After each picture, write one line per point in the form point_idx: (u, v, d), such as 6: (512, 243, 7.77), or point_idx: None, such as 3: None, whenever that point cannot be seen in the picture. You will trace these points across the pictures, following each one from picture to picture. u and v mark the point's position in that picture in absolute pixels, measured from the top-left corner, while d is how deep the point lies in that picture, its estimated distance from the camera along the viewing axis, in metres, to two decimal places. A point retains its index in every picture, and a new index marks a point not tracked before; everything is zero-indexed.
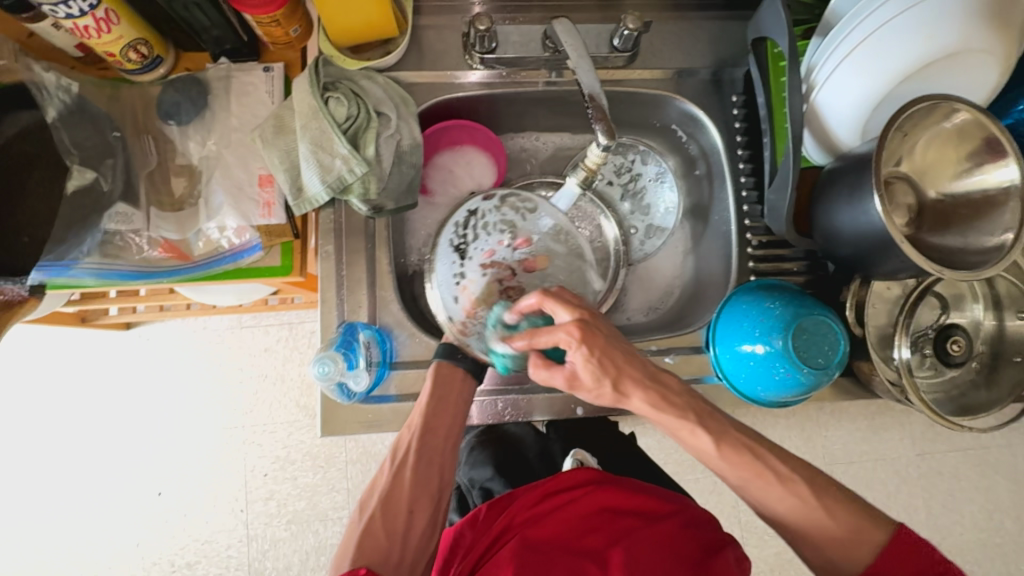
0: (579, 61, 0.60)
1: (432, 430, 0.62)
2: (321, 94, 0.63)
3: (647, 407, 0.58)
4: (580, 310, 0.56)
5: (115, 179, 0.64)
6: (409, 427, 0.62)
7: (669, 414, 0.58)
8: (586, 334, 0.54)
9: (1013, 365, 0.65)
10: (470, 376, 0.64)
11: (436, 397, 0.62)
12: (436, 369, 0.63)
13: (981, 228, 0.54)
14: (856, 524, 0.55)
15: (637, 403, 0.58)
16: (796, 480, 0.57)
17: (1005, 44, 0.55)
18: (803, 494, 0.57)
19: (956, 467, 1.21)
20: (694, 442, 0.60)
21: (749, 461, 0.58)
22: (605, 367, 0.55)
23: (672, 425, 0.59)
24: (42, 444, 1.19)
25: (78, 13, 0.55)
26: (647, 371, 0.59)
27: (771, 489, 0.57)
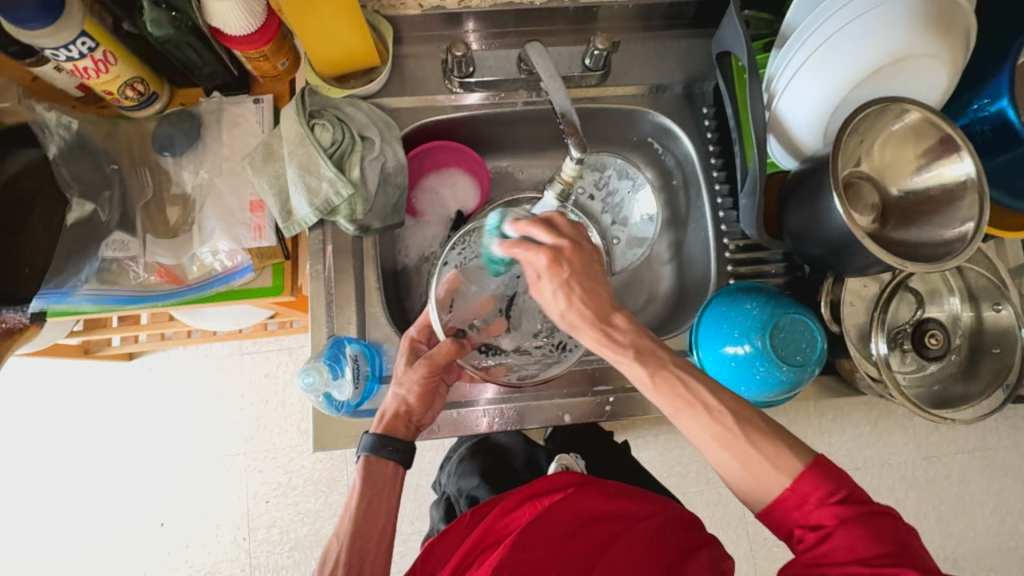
0: (551, 82, 0.63)
1: (364, 535, 0.60)
2: (307, 121, 0.65)
3: (591, 343, 0.56)
4: (563, 239, 0.56)
5: (112, 211, 0.67)
6: (336, 537, 0.60)
7: (612, 349, 0.55)
8: (556, 264, 0.54)
9: (992, 357, 0.66)
10: (401, 466, 0.64)
11: (365, 498, 0.61)
12: (364, 465, 0.63)
13: (940, 222, 0.57)
14: (775, 450, 0.52)
15: (583, 338, 0.56)
16: (724, 411, 0.54)
17: (949, 48, 0.57)
18: (728, 423, 0.54)
19: (964, 469, 1.20)
20: (630, 373, 0.56)
21: (679, 393, 0.55)
22: (562, 294, 0.55)
23: (611, 358, 0.56)
24: (47, 476, 1.20)
25: (78, 55, 0.59)
26: (605, 307, 0.55)
27: (699, 419, 0.54)
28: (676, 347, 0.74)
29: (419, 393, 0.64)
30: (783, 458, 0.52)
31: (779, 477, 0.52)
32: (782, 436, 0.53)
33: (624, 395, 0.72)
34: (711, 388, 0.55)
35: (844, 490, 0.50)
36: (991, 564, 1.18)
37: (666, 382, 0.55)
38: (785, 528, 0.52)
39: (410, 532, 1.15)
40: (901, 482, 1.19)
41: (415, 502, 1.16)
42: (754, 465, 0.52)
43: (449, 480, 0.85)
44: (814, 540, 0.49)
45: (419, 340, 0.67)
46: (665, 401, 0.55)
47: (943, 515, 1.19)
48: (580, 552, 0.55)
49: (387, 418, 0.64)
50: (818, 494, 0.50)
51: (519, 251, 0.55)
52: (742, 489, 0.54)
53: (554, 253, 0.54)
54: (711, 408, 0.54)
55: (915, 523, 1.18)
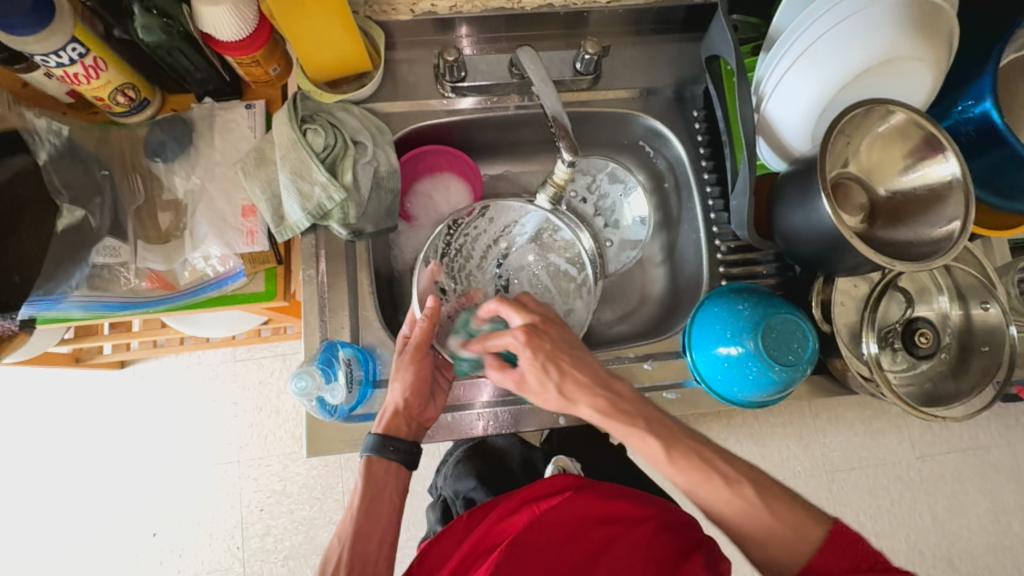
0: (541, 86, 0.64)
1: (365, 537, 0.61)
2: (299, 126, 0.65)
3: (595, 415, 0.58)
4: (532, 316, 0.60)
5: (103, 216, 0.66)
6: (337, 539, 0.61)
7: (617, 420, 0.58)
8: (533, 338, 0.58)
9: (981, 355, 0.66)
10: (405, 466, 0.65)
11: (367, 497, 0.62)
12: (366, 465, 0.63)
13: (927, 221, 0.57)
14: (797, 518, 0.55)
15: (585, 410, 0.59)
16: (743, 482, 0.57)
17: (933, 51, 0.58)
18: (748, 495, 0.56)
19: (957, 469, 1.21)
20: (645, 448, 0.59)
21: (698, 465, 0.57)
22: (552, 370, 0.58)
23: (623, 433, 0.59)
24: (37, 486, 1.19)
25: (68, 61, 0.59)
26: (597, 377, 0.59)
27: (719, 491, 0.57)
28: (669, 348, 0.75)
29: (414, 385, 0.64)
30: (806, 530, 0.54)
31: (804, 549, 0.53)
32: (801, 506, 0.56)
33: None
34: (729, 458, 0.59)
35: (869, 560, 0.51)
36: (986, 564, 1.19)
37: (682, 455, 0.58)
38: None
39: (406, 539, 1.14)
40: (896, 482, 1.20)
41: (411, 509, 1.15)
42: (778, 539, 0.54)
43: (444, 482, 0.85)
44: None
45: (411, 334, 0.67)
46: (685, 477, 0.58)
47: (938, 515, 1.19)
48: (582, 555, 0.54)
49: (388, 416, 0.64)
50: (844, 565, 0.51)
51: (494, 340, 0.59)
52: (768, 555, 0.55)
53: (529, 327, 0.58)
54: (730, 479, 0.57)
55: (910, 523, 1.19)
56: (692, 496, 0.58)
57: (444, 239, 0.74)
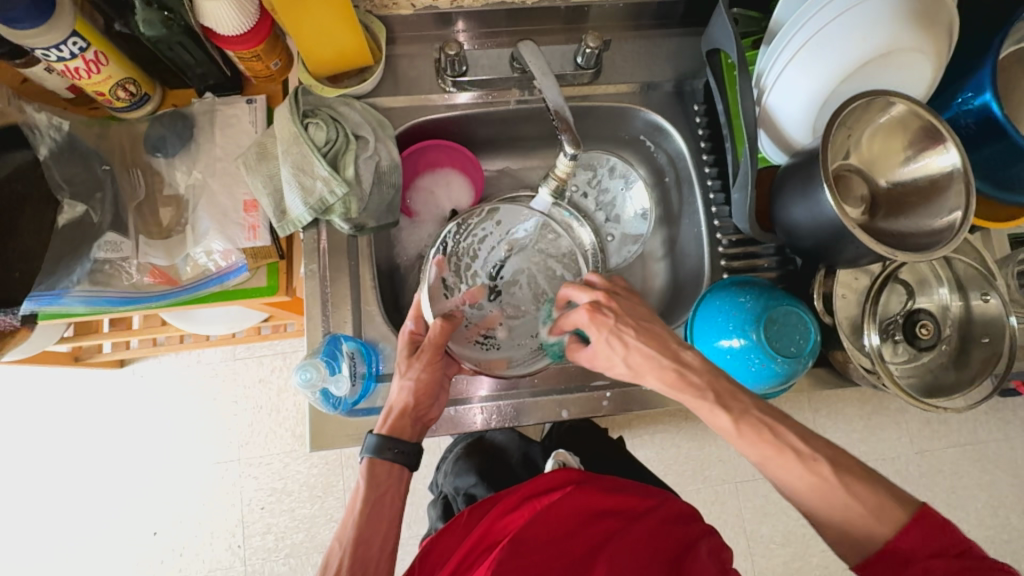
0: (542, 79, 0.64)
1: (365, 542, 0.59)
2: (301, 120, 0.66)
3: (662, 387, 0.59)
4: (598, 293, 0.62)
5: (104, 211, 0.66)
6: (337, 542, 0.60)
7: (685, 393, 0.58)
8: (596, 314, 0.60)
9: (981, 345, 0.67)
10: (407, 467, 0.64)
11: (368, 502, 0.61)
12: (369, 466, 0.62)
13: (928, 212, 0.58)
14: (879, 501, 0.52)
15: (654, 381, 0.60)
16: (819, 460, 0.54)
17: (933, 42, 0.58)
18: (825, 472, 0.54)
19: (956, 463, 1.21)
20: (715, 422, 0.58)
21: (769, 440, 0.55)
22: (618, 342, 0.60)
23: (691, 404, 0.59)
24: (37, 486, 1.19)
25: (69, 55, 0.59)
26: (670, 352, 0.59)
27: (791, 467, 0.55)
28: None
29: (425, 386, 0.64)
30: (887, 510, 0.52)
31: (883, 530, 0.52)
32: (883, 485, 0.54)
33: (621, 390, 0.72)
34: (801, 433, 0.56)
35: (960, 547, 0.50)
36: None
37: (753, 428, 0.56)
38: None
39: (407, 536, 1.14)
40: (895, 476, 1.20)
41: (413, 505, 1.15)
42: (856, 517, 0.52)
43: (445, 480, 0.86)
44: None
45: (418, 333, 0.67)
46: (757, 449, 0.56)
47: (937, 509, 1.20)
48: (583, 551, 0.54)
49: (392, 417, 0.64)
50: (924, 549, 0.50)
51: (568, 321, 0.63)
52: (846, 534, 0.53)
53: (593, 304, 0.61)
54: (804, 455, 0.55)
55: None
56: (764, 471, 0.56)
57: (449, 239, 0.72)
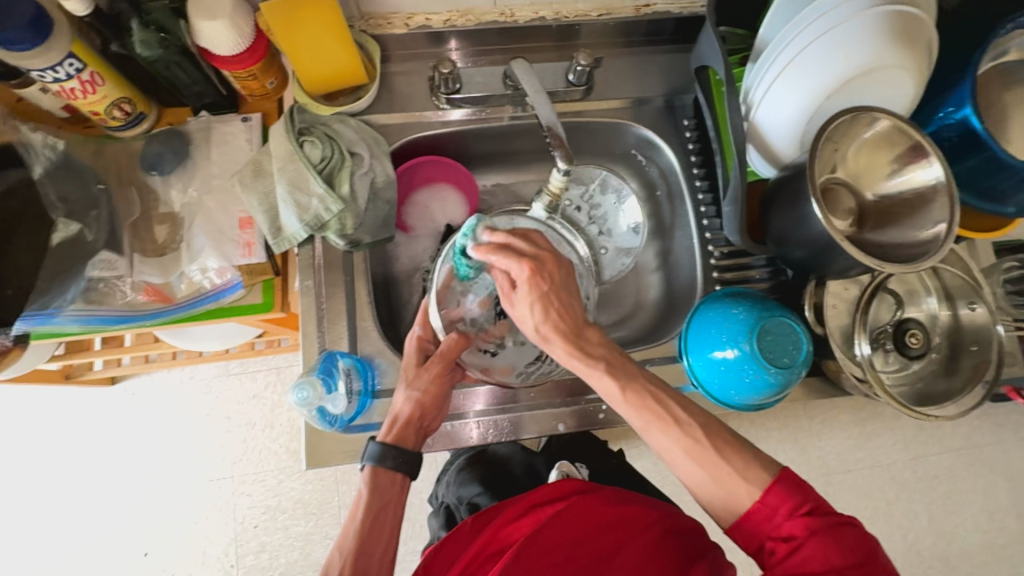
0: (536, 97, 0.65)
1: (367, 552, 0.58)
2: (296, 138, 0.66)
3: (564, 357, 0.58)
4: (540, 252, 0.59)
5: (99, 230, 0.65)
6: (337, 552, 0.58)
7: (582, 361, 0.58)
8: (537, 276, 0.57)
9: (970, 354, 0.68)
10: (408, 476, 0.63)
11: (371, 510, 0.60)
12: (370, 476, 0.61)
13: (914, 224, 0.59)
14: (745, 463, 0.53)
15: (555, 350, 0.58)
16: (693, 424, 0.56)
17: (914, 59, 0.60)
18: (698, 436, 0.55)
19: (951, 469, 1.22)
20: (603, 385, 0.58)
21: (651, 406, 0.57)
22: (539, 307, 0.57)
23: (581, 370, 0.58)
24: (26, 507, 1.17)
25: (65, 76, 0.59)
26: (576, 325, 0.59)
27: (669, 431, 0.56)
28: (666, 352, 0.76)
29: (431, 397, 0.64)
30: (751, 470, 0.52)
31: (749, 489, 0.52)
32: (749, 448, 0.54)
33: None
34: (682, 402, 0.57)
35: (810, 504, 0.50)
36: (982, 563, 1.20)
37: (637, 394, 0.57)
38: (755, 541, 0.51)
39: (404, 552, 1.12)
40: (891, 483, 1.21)
41: (409, 521, 1.14)
42: (726, 480, 0.53)
43: (446, 490, 0.86)
44: (785, 552, 0.48)
45: (426, 339, 0.67)
46: (636, 415, 0.57)
47: (934, 515, 1.20)
48: (586, 562, 0.54)
49: (398, 426, 0.63)
50: (784, 508, 0.50)
51: (500, 261, 0.57)
52: (713, 506, 0.54)
53: (535, 264, 0.57)
54: (681, 421, 0.56)
55: (906, 524, 1.20)
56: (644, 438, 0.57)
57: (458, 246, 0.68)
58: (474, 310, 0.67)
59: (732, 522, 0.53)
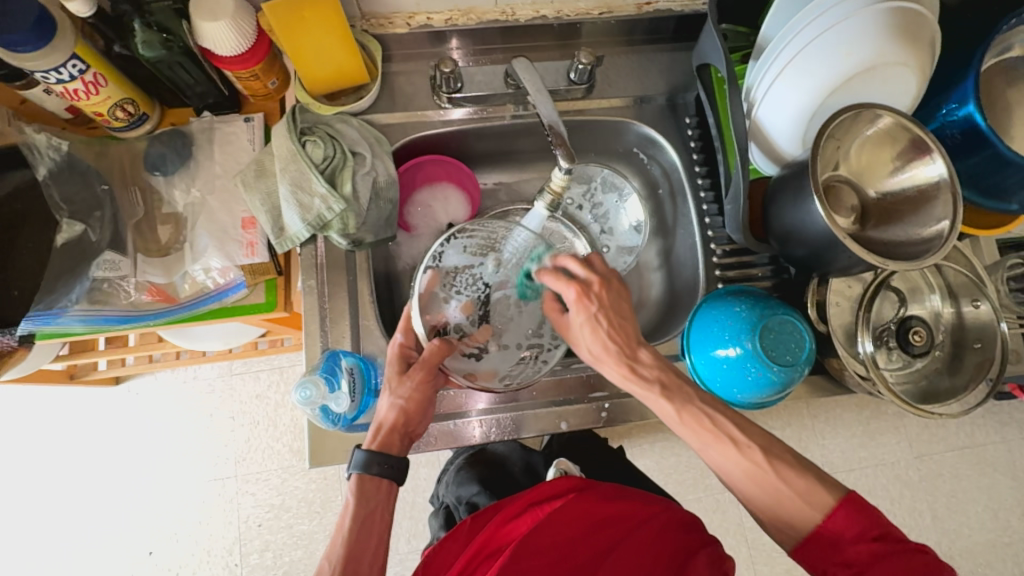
0: (537, 96, 0.65)
1: (356, 560, 0.57)
2: (298, 138, 0.66)
3: (617, 378, 0.62)
4: (591, 274, 0.63)
5: (102, 230, 0.66)
6: (325, 561, 0.57)
7: (636, 384, 0.62)
8: (583, 297, 0.61)
9: (973, 351, 0.68)
10: (395, 481, 0.62)
11: (359, 517, 0.59)
12: (357, 483, 0.60)
13: (917, 221, 0.59)
14: (808, 485, 0.53)
15: (610, 372, 0.63)
16: (753, 446, 0.56)
17: (916, 56, 0.60)
18: (757, 458, 0.56)
19: (955, 467, 1.22)
20: (656, 408, 0.61)
21: (708, 426, 0.58)
22: (591, 328, 0.62)
23: (638, 393, 0.62)
24: (30, 506, 1.17)
25: (68, 78, 0.60)
26: (631, 344, 0.63)
27: (727, 451, 0.57)
28: (668, 350, 0.76)
29: (414, 404, 0.63)
30: (817, 494, 0.53)
31: (813, 513, 0.53)
32: (811, 470, 0.55)
33: (618, 400, 0.73)
34: (738, 423, 0.58)
35: (880, 529, 0.50)
36: (986, 561, 1.19)
37: (694, 416, 0.59)
38: (820, 564, 0.52)
39: (407, 551, 1.13)
40: (895, 481, 1.21)
41: (412, 520, 1.14)
42: (785, 499, 0.54)
43: (446, 490, 0.86)
44: (850, 573, 0.49)
45: (408, 346, 0.66)
46: (693, 436, 0.59)
47: (937, 513, 1.20)
48: (585, 558, 0.54)
49: (382, 433, 0.63)
50: (851, 532, 0.50)
51: (550, 280, 0.62)
52: (775, 520, 0.54)
53: (582, 287, 0.62)
54: (739, 443, 0.57)
55: (909, 522, 1.19)
56: (704, 458, 0.59)
57: (443, 251, 0.66)
58: (455, 315, 0.66)
59: (796, 541, 0.53)
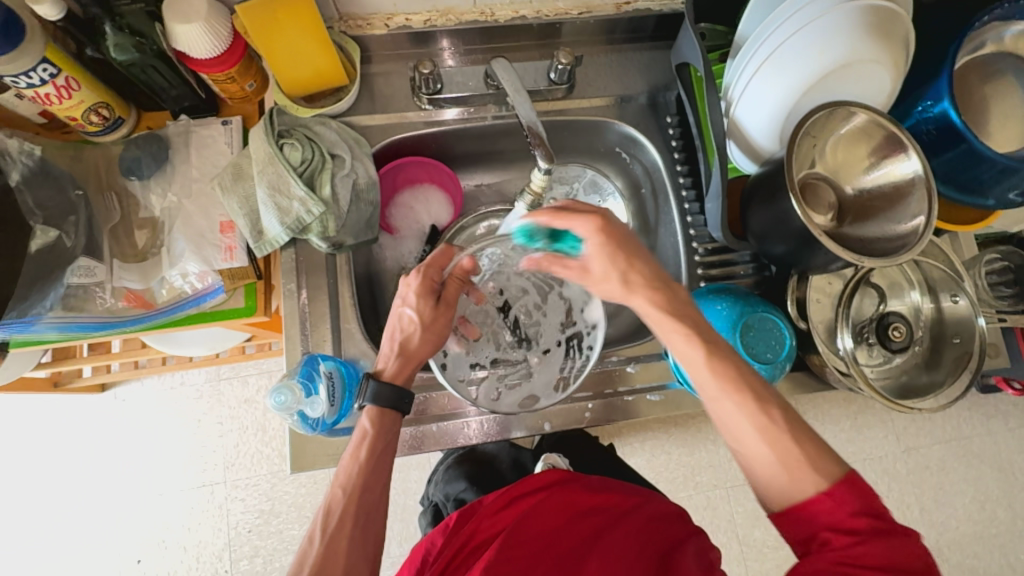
0: (516, 95, 0.64)
1: (369, 488, 0.56)
2: (275, 141, 0.66)
3: (653, 312, 0.57)
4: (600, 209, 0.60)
5: (77, 235, 0.65)
6: (336, 490, 0.56)
7: (672, 318, 0.57)
8: (605, 225, 0.58)
9: (952, 346, 0.68)
10: (403, 414, 0.62)
11: (374, 451, 0.58)
12: (374, 417, 0.60)
13: (894, 217, 0.59)
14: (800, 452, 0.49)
15: (638, 301, 0.58)
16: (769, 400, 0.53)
17: (890, 53, 0.60)
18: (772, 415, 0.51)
19: (942, 460, 1.23)
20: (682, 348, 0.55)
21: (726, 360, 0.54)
22: (613, 260, 0.59)
23: (662, 329, 0.57)
24: (14, 515, 1.16)
25: (39, 82, 0.59)
26: (653, 274, 0.59)
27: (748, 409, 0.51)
28: (652, 349, 0.76)
29: (433, 329, 0.66)
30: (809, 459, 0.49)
31: (813, 481, 0.48)
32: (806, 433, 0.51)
33: (602, 399, 0.73)
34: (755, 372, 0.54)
35: (872, 506, 0.47)
36: (974, 553, 1.20)
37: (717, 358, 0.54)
38: (805, 531, 0.48)
39: (398, 554, 1.12)
40: (883, 475, 1.21)
41: (403, 522, 1.13)
42: (795, 470, 0.48)
43: (435, 488, 0.86)
44: (845, 543, 0.45)
45: (428, 275, 0.66)
46: (714, 381, 0.53)
47: (926, 506, 1.21)
48: (571, 546, 0.54)
49: (402, 362, 0.63)
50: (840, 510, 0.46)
51: (563, 220, 0.59)
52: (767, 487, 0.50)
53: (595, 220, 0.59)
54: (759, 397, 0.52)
55: (899, 516, 1.20)
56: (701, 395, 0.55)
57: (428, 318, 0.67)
58: (467, 351, 0.72)
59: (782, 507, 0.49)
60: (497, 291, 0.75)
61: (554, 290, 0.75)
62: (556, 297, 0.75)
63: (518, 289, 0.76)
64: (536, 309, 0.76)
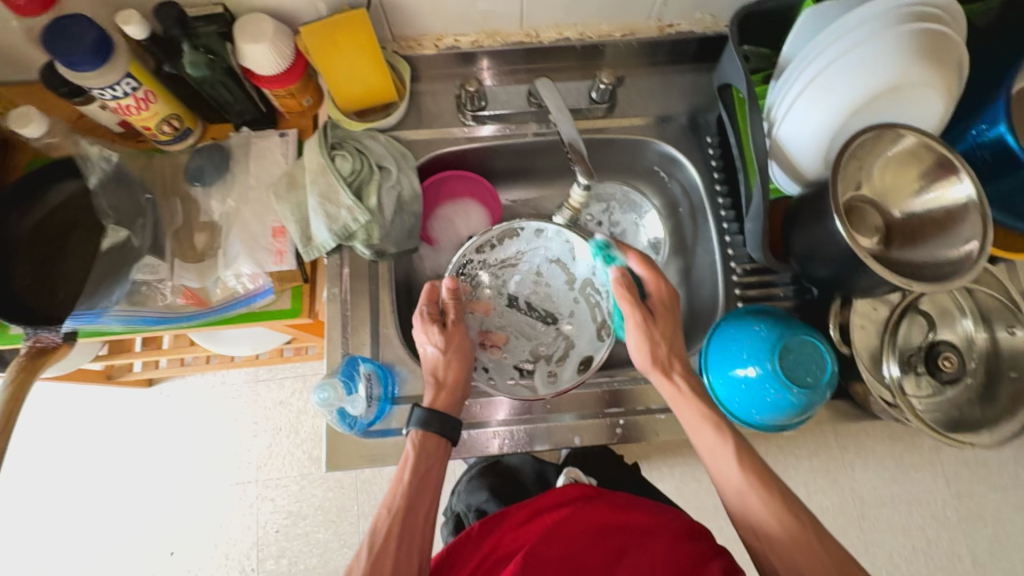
0: (557, 114, 0.67)
1: (413, 511, 0.58)
2: (328, 152, 0.69)
3: (681, 384, 0.64)
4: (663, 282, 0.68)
5: (144, 236, 0.70)
6: (384, 510, 0.58)
7: (698, 402, 0.63)
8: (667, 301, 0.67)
9: (1009, 380, 0.66)
10: (453, 442, 0.63)
11: (418, 474, 0.59)
12: (419, 440, 0.61)
13: (945, 242, 0.57)
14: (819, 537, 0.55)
15: (676, 379, 0.64)
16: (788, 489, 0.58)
17: (942, 76, 0.59)
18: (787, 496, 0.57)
19: (998, 508, 1.15)
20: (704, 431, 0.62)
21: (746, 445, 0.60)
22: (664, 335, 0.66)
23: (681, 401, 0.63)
24: (62, 499, 1.22)
25: (121, 94, 0.64)
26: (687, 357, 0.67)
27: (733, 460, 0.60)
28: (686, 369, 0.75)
29: (453, 356, 0.66)
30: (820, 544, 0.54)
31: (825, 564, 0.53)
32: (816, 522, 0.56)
33: (634, 416, 0.72)
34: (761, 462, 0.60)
35: None
36: None
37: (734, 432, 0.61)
38: None
39: None
40: (931, 519, 1.14)
41: None
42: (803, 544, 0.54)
43: (457, 498, 0.87)
44: None
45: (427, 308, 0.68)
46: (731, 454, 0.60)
47: (978, 557, 1.13)
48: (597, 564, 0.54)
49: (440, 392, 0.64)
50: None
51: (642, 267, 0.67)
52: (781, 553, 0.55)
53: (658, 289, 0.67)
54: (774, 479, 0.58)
55: (947, 565, 1.13)
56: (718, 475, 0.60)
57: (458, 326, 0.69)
58: (507, 356, 0.76)
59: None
60: (498, 293, 0.79)
61: (544, 264, 0.80)
62: (553, 272, 0.80)
63: (517, 288, 0.80)
64: (543, 292, 0.80)
